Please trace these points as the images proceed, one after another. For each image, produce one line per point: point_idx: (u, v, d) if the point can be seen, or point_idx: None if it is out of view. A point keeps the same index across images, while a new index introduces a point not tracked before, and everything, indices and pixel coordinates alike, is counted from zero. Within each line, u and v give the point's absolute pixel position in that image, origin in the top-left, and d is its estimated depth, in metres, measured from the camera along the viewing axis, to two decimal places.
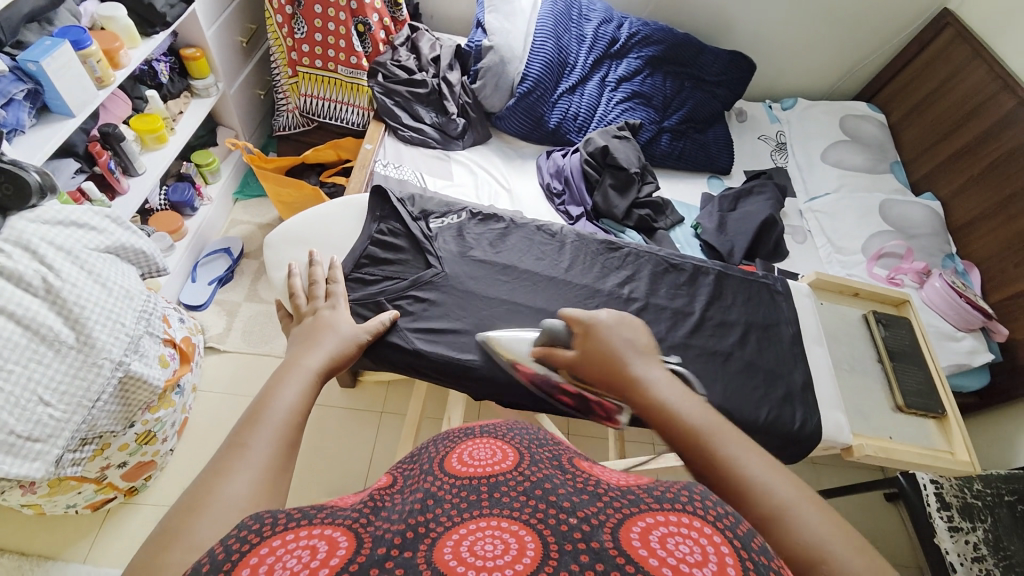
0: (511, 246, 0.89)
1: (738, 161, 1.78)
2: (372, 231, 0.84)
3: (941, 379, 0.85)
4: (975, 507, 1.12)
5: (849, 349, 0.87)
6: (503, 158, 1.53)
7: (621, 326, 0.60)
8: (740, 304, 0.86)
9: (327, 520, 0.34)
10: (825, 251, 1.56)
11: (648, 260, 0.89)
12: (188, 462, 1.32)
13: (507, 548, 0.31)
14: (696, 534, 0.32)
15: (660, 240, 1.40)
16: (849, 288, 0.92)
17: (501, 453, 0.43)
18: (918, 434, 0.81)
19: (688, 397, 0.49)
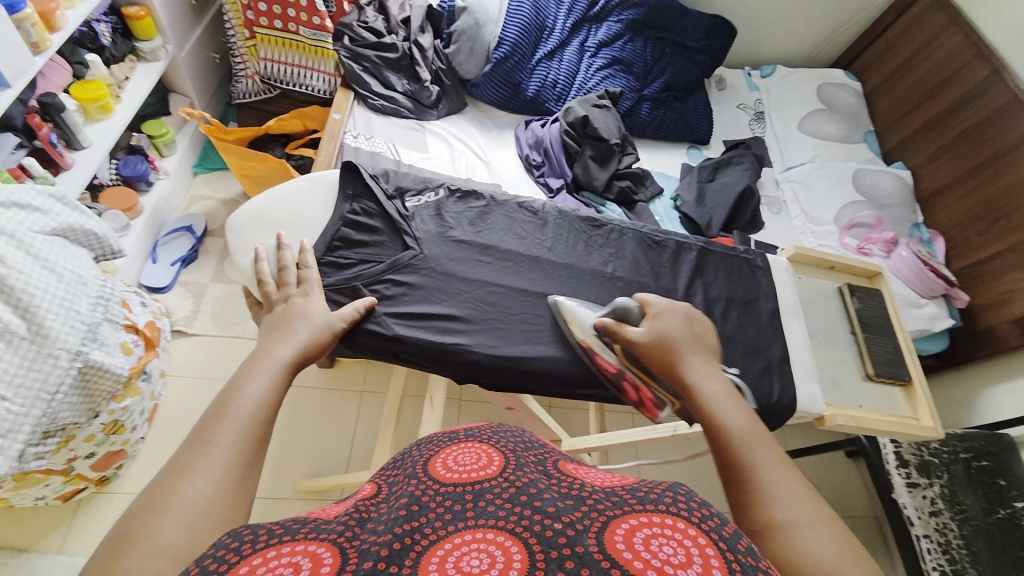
0: (492, 225, 0.86)
1: (717, 131, 1.77)
2: (345, 211, 0.80)
3: (908, 349, 0.88)
4: (932, 464, 1.20)
5: (825, 322, 0.89)
6: (481, 128, 1.47)
7: (692, 323, 0.66)
8: (721, 280, 0.86)
9: (311, 535, 0.35)
10: (799, 222, 1.58)
11: (631, 237, 0.88)
12: (162, 449, 1.28)
13: (493, 561, 0.33)
14: (681, 535, 0.35)
15: (640, 213, 1.39)
16: (825, 261, 0.93)
17: (486, 457, 0.44)
18: (887, 402, 0.85)
19: (735, 401, 0.54)
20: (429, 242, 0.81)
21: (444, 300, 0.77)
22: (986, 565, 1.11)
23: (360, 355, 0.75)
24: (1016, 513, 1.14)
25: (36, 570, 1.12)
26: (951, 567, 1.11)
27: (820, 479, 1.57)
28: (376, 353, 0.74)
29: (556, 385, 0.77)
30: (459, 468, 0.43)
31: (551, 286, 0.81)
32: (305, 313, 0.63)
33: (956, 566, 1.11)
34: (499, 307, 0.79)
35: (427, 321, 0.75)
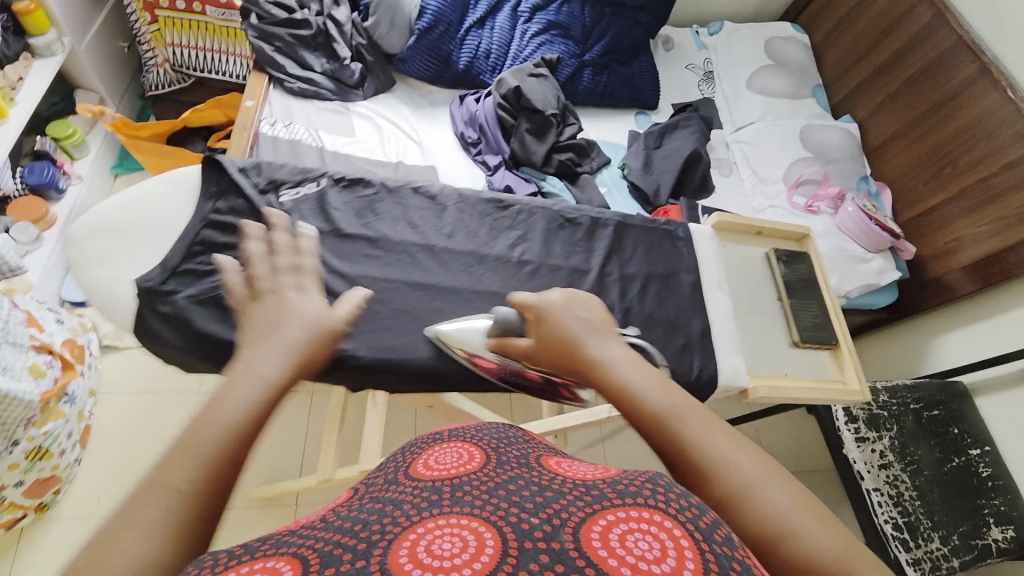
0: (384, 214, 0.82)
1: (665, 95, 1.71)
2: (206, 211, 0.74)
3: (835, 312, 0.87)
4: (881, 417, 1.20)
5: (752, 290, 0.88)
6: (413, 107, 1.38)
7: (574, 308, 0.60)
8: (641, 255, 0.83)
9: (271, 552, 0.31)
10: (750, 183, 1.55)
11: (542, 216, 0.84)
12: (101, 469, 1.22)
13: (465, 546, 0.31)
14: (657, 528, 0.32)
15: (583, 185, 1.35)
16: (751, 227, 0.90)
17: (467, 454, 0.45)
18: (813, 368, 0.84)
19: (627, 357, 0.52)
20: (314, 239, 0.76)
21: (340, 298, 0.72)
22: (941, 513, 1.15)
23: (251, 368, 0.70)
24: (971, 462, 1.21)
25: None
26: (902, 519, 1.11)
27: (782, 441, 1.59)
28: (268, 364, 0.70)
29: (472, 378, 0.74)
30: (439, 467, 0.43)
31: (462, 278, 0.78)
32: (285, 304, 0.55)
33: (907, 517, 1.12)
34: (389, 305, 0.74)
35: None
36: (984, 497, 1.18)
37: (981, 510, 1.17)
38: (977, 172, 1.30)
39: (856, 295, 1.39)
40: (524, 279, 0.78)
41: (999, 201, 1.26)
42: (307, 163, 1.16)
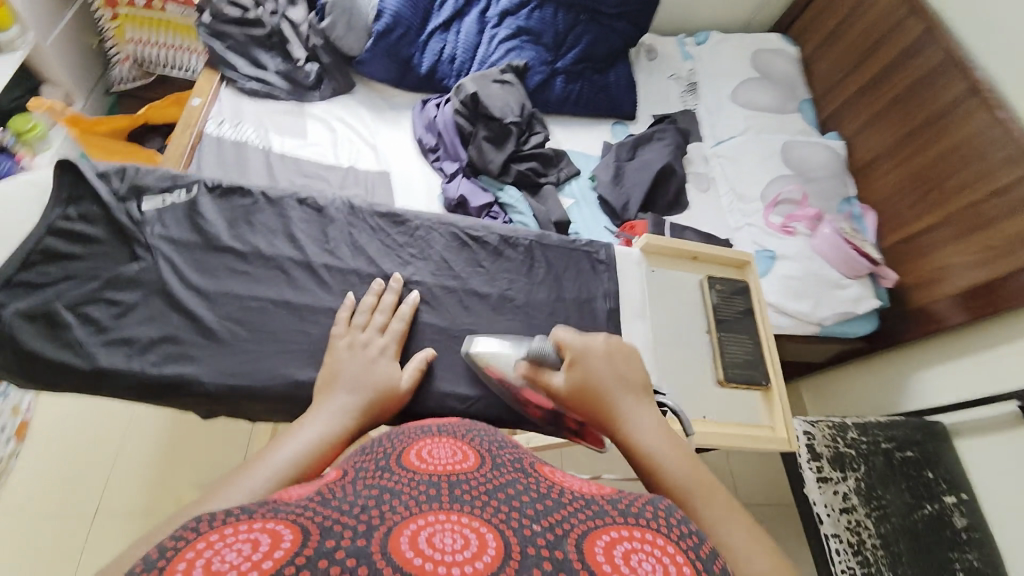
0: (262, 226, 0.73)
1: (644, 105, 1.65)
2: (52, 217, 0.65)
3: (768, 348, 0.81)
4: (848, 457, 1.12)
5: (682, 320, 0.82)
6: (373, 110, 1.34)
7: (614, 361, 0.59)
8: (551, 280, 0.78)
9: (268, 517, 0.35)
10: (727, 200, 1.47)
11: (441, 233, 0.77)
12: (39, 468, 1.17)
13: (467, 544, 0.36)
14: (659, 551, 0.38)
15: (544, 195, 1.30)
16: (685, 252, 0.84)
17: (462, 453, 0.49)
18: (741, 409, 0.78)
19: (657, 421, 0.55)
20: (172, 251, 0.69)
21: (202, 319, 0.66)
22: (906, 565, 1.07)
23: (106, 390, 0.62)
24: (945, 510, 1.12)
25: None
26: (860, 569, 1.04)
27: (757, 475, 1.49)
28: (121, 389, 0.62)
29: None
30: (434, 461, 0.47)
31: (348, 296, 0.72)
32: (372, 365, 0.60)
33: (867, 567, 1.05)
34: (251, 326, 0.67)
35: (148, 351, 0.64)
36: (956, 550, 1.09)
37: (951, 564, 1.08)
38: (963, 197, 1.23)
39: (832, 323, 1.30)
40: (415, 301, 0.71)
41: (987, 229, 1.18)
42: (251, 165, 1.13)
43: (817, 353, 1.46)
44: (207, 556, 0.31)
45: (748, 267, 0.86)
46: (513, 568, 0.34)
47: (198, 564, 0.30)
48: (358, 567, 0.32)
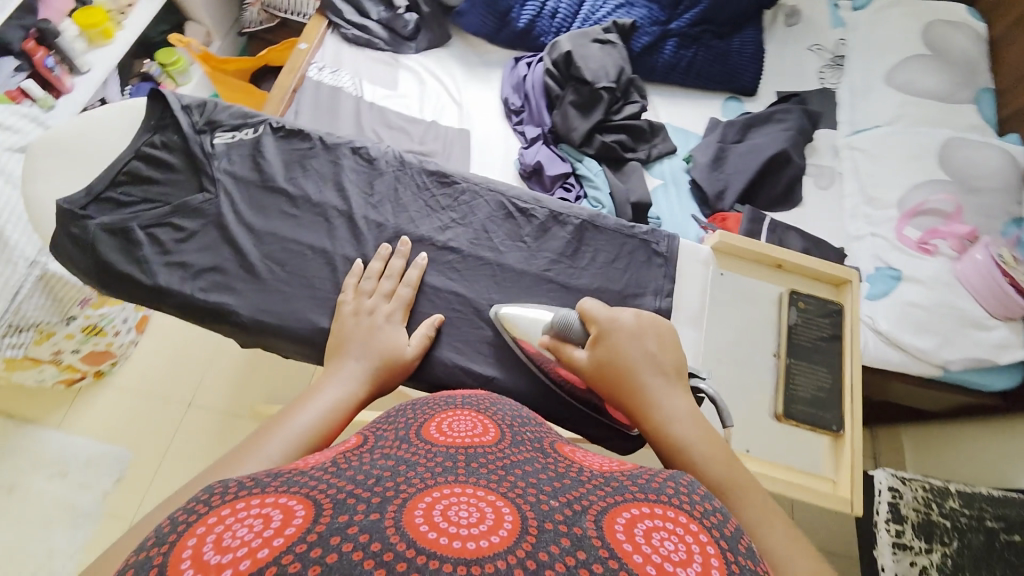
0: (315, 174, 0.66)
1: (770, 79, 1.42)
2: (141, 142, 0.62)
3: (852, 389, 0.68)
4: (937, 527, 0.93)
5: (747, 335, 0.71)
6: (465, 66, 1.32)
7: (642, 338, 0.56)
8: (598, 266, 0.68)
9: (280, 490, 0.33)
10: (852, 202, 1.23)
11: (488, 200, 0.70)
12: (148, 358, 1.34)
13: (483, 518, 0.32)
14: (681, 530, 0.34)
15: (628, 172, 1.21)
16: (768, 258, 0.73)
17: (481, 427, 0.47)
18: (796, 450, 0.67)
19: (689, 408, 0.52)
20: (233, 186, 0.63)
21: (247, 256, 0.61)
22: None
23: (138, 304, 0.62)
24: None
25: (35, 440, 1.23)
26: None
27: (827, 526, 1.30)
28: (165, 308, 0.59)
29: None
30: (454, 434, 0.44)
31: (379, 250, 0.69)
32: (375, 332, 0.58)
33: None
34: (288, 268, 0.61)
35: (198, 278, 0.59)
36: None
37: None
38: None
39: (959, 369, 1.04)
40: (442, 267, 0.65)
41: None
42: (341, 111, 1.17)
43: (931, 403, 1.19)
44: (218, 532, 0.29)
45: (848, 287, 0.73)
46: (530, 545, 0.30)
47: (208, 541, 0.29)
48: (371, 542, 0.28)
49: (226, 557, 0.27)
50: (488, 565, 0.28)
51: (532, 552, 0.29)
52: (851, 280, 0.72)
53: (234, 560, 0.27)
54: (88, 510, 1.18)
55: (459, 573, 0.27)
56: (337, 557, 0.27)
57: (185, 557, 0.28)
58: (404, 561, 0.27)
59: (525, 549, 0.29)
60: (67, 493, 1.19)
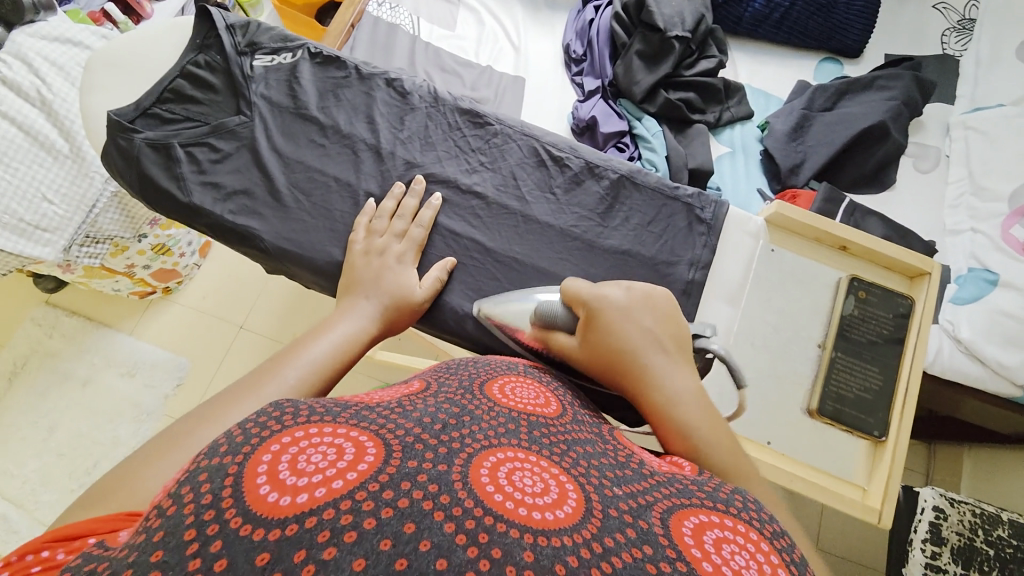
0: (346, 103, 0.65)
1: (879, 40, 1.23)
2: (187, 61, 0.63)
3: (906, 394, 0.60)
4: (979, 554, 0.84)
5: (791, 322, 0.64)
6: (529, 8, 1.24)
7: (638, 315, 0.50)
8: (630, 228, 0.63)
9: (351, 421, 0.33)
10: (956, 189, 1.06)
11: (520, 145, 0.66)
12: (209, 281, 1.45)
13: (548, 489, 0.32)
14: (750, 545, 0.32)
15: (690, 135, 1.10)
16: (830, 237, 0.65)
17: (543, 399, 0.46)
18: (827, 451, 0.61)
19: (693, 387, 0.48)
20: (268, 112, 0.63)
21: (275, 181, 0.61)
22: None
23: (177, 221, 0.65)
24: None
25: (114, 340, 1.39)
26: None
27: (860, 538, 1.22)
28: (199, 226, 0.62)
29: None
30: (517, 399, 0.44)
31: None
32: (384, 273, 0.57)
33: None
34: (313, 199, 0.61)
35: (229, 199, 0.61)
36: None
37: None
38: None
39: None
40: (466, 213, 0.63)
41: None
42: (397, 47, 1.14)
43: (1010, 427, 1.03)
44: (293, 453, 0.29)
45: (925, 279, 0.63)
46: (594, 528, 0.30)
47: (284, 460, 0.29)
48: (440, 494, 0.28)
49: (303, 481, 0.27)
50: (553, 539, 0.28)
51: (597, 538, 0.29)
52: (930, 273, 0.62)
53: (310, 486, 0.27)
54: (151, 408, 1.33)
55: (525, 540, 0.27)
56: (408, 504, 0.27)
57: (262, 472, 0.28)
58: (473, 520, 0.27)
59: (589, 532, 0.29)
60: (133, 391, 1.35)
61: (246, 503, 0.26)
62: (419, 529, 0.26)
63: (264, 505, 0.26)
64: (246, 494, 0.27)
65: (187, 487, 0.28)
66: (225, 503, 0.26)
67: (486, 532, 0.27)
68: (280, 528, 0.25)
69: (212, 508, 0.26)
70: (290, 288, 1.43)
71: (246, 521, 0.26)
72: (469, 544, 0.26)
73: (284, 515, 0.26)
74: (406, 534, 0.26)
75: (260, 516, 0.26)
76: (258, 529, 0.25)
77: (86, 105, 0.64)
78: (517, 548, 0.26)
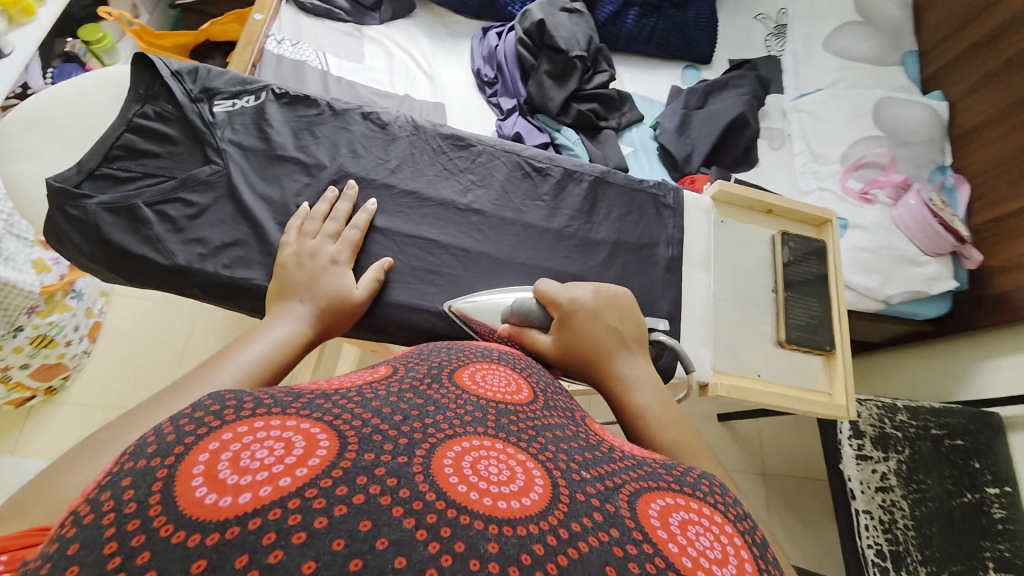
0: (324, 140, 0.66)
1: (722, 48, 1.51)
2: (132, 114, 0.61)
3: (837, 313, 0.77)
4: (892, 438, 1.06)
5: (743, 277, 0.78)
6: (432, 38, 1.29)
7: (602, 315, 0.56)
8: (612, 221, 0.73)
9: (303, 411, 0.32)
10: (802, 160, 1.33)
11: (504, 161, 0.72)
12: (109, 366, 1.26)
13: (514, 477, 0.32)
14: (715, 527, 0.34)
15: (603, 140, 1.23)
16: (761, 204, 0.80)
17: (515, 385, 0.45)
18: (794, 371, 0.75)
19: (649, 376, 0.54)
20: (241, 157, 0.63)
21: (269, 238, 0.60)
22: (935, 550, 1.02)
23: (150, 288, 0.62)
24: (985, 499, 1.06)
25: None
26: (888, 546, 0.99)
27: (793, 455, 1.45)
28: (188, 287, 0.60)
29: (397, 329, 0.63)
30: (488, 386, 0.43)
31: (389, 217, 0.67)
32: (320, 274, 0.56)
33: (895, 546, 0.99)
34: None
35: (218, 253, 0.60)
36: (992, 542, 1.03)
37: (981, 553, 1.02)
38: None
39: (899, 301, 1.19)
40: (466, 228, 0.67)
41: None
42: (308, 83, 1.10)
43: (876, 334, 1.38)
44: (236, 449, 0.28)
45: (828, 225, 0.82)
46: (562, 513, 0.30)
47: (225, 458, 0.28)
48: (399, 487, 0.28)
49: (245, 480, 0.27)
50: (520, 527, 0.28)
51: (564, 521, 0.29)
52: (831, 220, 0.81)
53: (254, 484, 0.27)
54: None
55: (489, 530, 0.27)
56: (363, 500, 0.27)
57: (198, 473, 0.27)
58: (433, 513, 0.27)
59: (557, 518, 0.29)
60: None
61: (179, 508, 0.25)
62: (376, 526, 0.26)
63: (199, 508, 0.25)
64: (180, 498, 0.26)
65: (109, 493, 0.26)
66: (153, 510, 0.25)
67: (448, 526, 0.27)
68: (218, 532, 0.24)
69: (138, 516, 0.25)
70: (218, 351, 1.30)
71: (178, 527, 0.24)
72: (431, 540, 0.26)
73: (222, 518, 0.25)
74: (362, 531, 0.25)
75: (193, 519, 0.25)
76: (192, 535, 0.24)
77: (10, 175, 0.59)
78: (482, 540, 0.27)
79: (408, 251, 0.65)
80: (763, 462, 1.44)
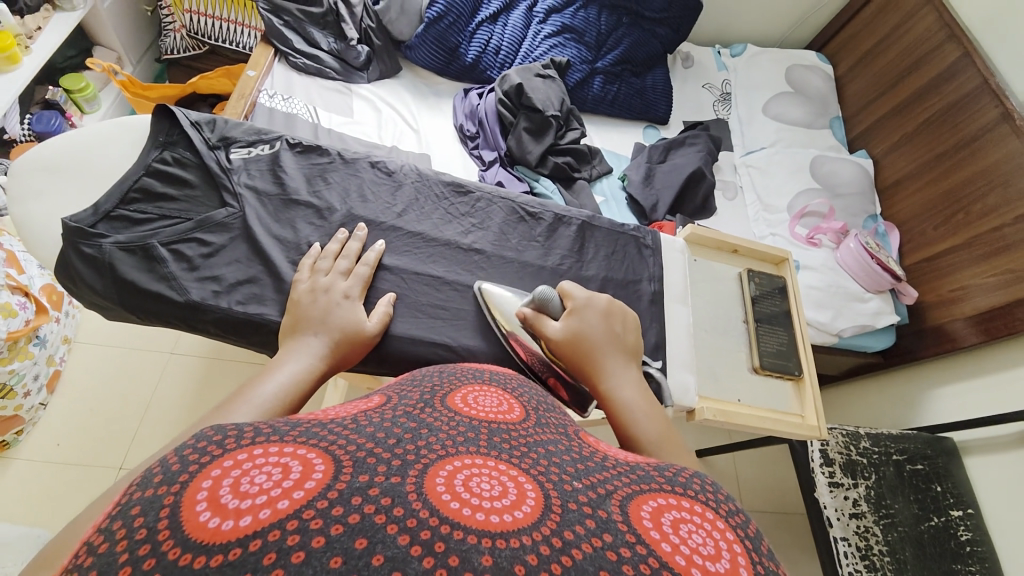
0: (336, 185, 0.74)
1: (678, 111, 1.65)
2: (150, 159, 0.67)
3: (802, 341, 0.86)
4: (859, 464, 1.13)
5: (715, 311, 0.86)
6: (416, 96, 1.39)
7: (611, 319, 0.62)
8: (601, 258, 0.81)
9: (300, 438, 0.30)
10: (753, 208, 1.47)
11: (501, 206, 0.80)
12: (65, 418, 1.20)
13: (506, 491, 0.29)
14: (707, 524, 0.31)
15: (577, 190, 1.33)
16: (727, 244, 0.90)
17: (507, 405, 0.43)
18: (768, 396, 0.83)
19: (639, 381, 0.56)
20: (255, 200, 0.69)
21: (282, 277, 0.65)
22: (911, 573, 1.06)
23: (159, 325, 0.65)
24: (951, 522, 1.14)
25: None
26: (867, 572, 1.03)
27: (767, 489, 1.50)
28: (201, 323, 0.64)
29: (403, 361, 0.66)
30: (479, 407, 0.41)
31: (395, 256, 0.72)
32: (333, 309, 0.59)
33: (873, 571, 1.03)
34: None
35: (233, 290, 0.65)
36: (960, 562, 1.10)
37: (954, 575, 1.09)
38: (988, 221, 1.20)
39: (850, 335, 1.30)
40: (467, 266, 0.74)
41: (1005, 254, 1.16)
42: (299, 134, 1.15)
43: (833, 366, 1.50)
44: (236, 474, 0.26)
45: (786, 263, 0.92)
46: (554, 523, 0.27)
47: (226, 484, 0.26)
48: (393, 506, 0.26)
49: (246, 503, 0.25)
50: (513, 539, 0.26)
51: (559, 531, 0.27)
52: (788, 258, 0.91)
53: (253, 508, 0.24)
54: None
55: (483, 544, 0.25)
56: (359, 519, 0.25)
57: (202, 499, 0.25)
58: (428, 529, 0.25)
59: (550, 527, 0.27)
60: None
61: (184, 531, 0.23)
62: (372, 543, 0.24)
63: (203, 531, 0.23)
64: (185, 523, 0.24)
65: (119, 522, 0.24)
66: (161, 535, 0.23)
67: (442, 541, 0.25)
68: (222, 553, 0.22)
69: (148, 542, 0.23)
70: (189, 396, 1.25)
71: (184, 550, 0.22)
72: (425, 555, 0.24)
73: (226, 539, 0.23)
74: (358, 549, 0.23)
75: (198, 543, 0.23)
76: (197, 558, 0.22)
77: (23, 213, 0.64)
78: (475, 553, 0.24)
79: (415, 287, 0.71)
80: (741, 498, 1.46)
